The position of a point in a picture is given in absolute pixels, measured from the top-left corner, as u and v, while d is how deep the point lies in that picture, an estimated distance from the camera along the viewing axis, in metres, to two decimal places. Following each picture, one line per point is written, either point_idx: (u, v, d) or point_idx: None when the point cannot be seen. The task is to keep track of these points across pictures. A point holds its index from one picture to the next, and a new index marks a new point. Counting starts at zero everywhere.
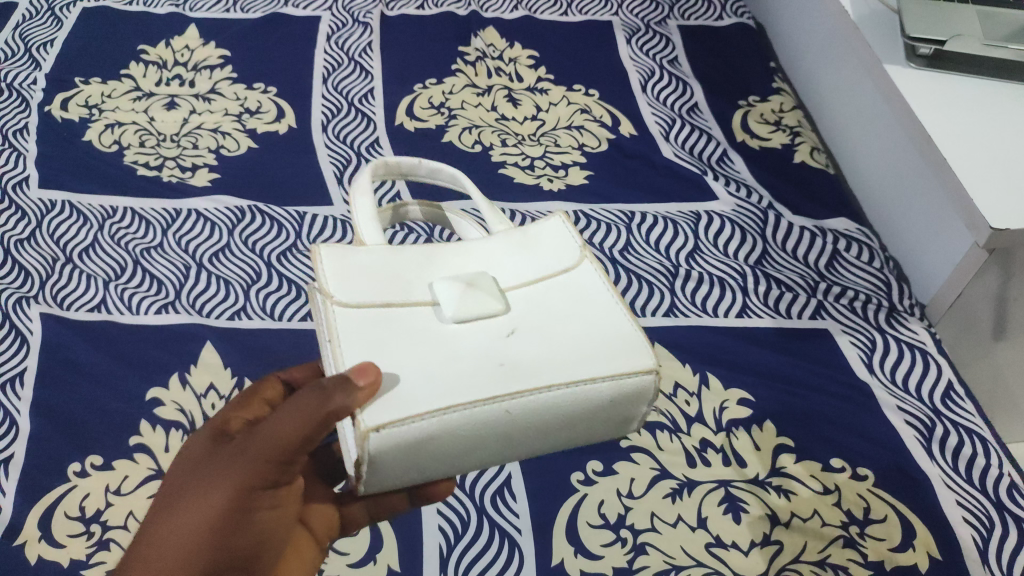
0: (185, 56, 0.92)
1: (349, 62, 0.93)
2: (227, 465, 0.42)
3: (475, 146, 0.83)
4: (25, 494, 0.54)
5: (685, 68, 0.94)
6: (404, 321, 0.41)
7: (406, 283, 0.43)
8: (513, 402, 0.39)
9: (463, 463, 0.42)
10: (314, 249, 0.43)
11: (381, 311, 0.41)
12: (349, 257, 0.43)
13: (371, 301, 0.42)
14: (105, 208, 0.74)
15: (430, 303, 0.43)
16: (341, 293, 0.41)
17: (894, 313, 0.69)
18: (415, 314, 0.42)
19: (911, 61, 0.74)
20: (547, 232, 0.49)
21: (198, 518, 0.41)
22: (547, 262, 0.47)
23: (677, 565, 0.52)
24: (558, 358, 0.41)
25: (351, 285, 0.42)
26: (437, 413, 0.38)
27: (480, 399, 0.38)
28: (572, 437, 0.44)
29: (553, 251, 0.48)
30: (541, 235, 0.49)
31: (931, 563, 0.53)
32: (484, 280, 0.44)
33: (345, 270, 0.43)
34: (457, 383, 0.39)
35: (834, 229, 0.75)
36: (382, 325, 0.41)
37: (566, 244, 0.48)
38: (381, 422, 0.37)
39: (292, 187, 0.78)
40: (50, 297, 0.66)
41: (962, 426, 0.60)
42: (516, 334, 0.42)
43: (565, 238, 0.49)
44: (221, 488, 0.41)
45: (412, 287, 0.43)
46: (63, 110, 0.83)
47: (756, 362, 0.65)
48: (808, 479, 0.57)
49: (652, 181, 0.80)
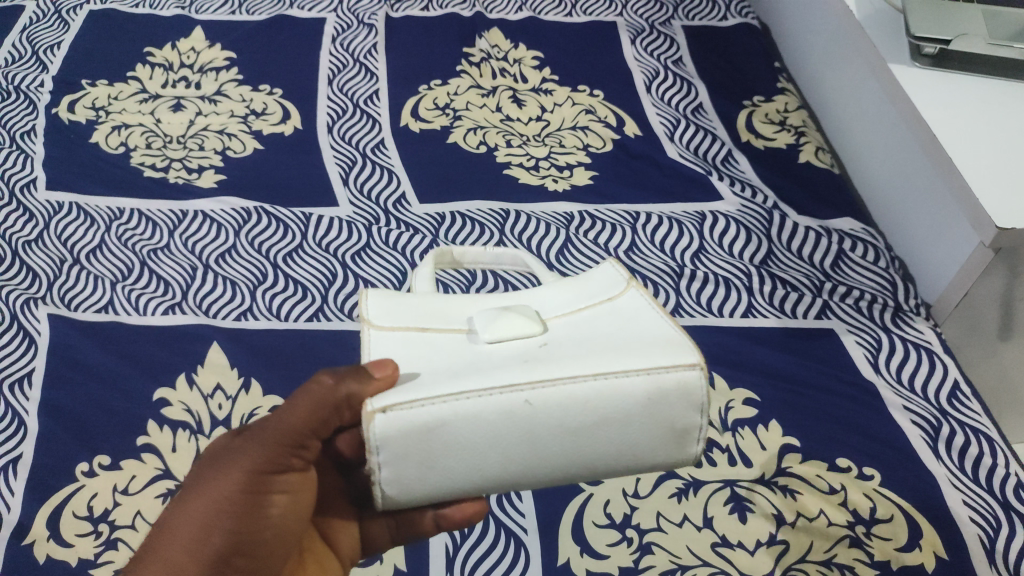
0: (191, 58, 0.92)
1: (354, 63, 0.93)
2: (241, 453, 0.42)
3: (480, 147, 0.83)
4: (33, 494, 0.55)
5: (690, 68, 0.94)
6: (438, 344, 0.44)
7: (444, 314, 0.46)
8: (533, 394, 0.39)
9: (497, 475, 0.40)
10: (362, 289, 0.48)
11: (419, 334, 0.44)
12: (393, 295, 0.47)
13: (407, 326, 0.45)
14: (112, 209, 0.74)
15: (467, 330, 0.45)
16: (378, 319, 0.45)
17: (900, 313, 0.69)
18: (451, 339, 0.44)
19: (916, 61, 0.74)
20: (595, 275, 0.51)
21: (211, 503, 0.41)
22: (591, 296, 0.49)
23: (682, 565, 0.52)
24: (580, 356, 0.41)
25: (392, 315, 0.45)
26: (448, 398, 0.38)
27: (495, 388, 0.38)
28: (613, 453, 0.41)
29: (597, 286, 0.50)
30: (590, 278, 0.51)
31: (937, 563, 0.53)
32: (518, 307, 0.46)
33: (387, 302, 0.46)
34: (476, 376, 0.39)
35: (839, 229, 0.75)
36: (416, 348, 0.44)
37: (613, 279, 0.50)
38: (387, 404, 0.38)
39: (298, 189, 0.79)
40: (58, 298, 0.67)
41: (968, 425, 0.60)
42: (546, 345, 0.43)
43: (612, 276, 0.51)
44: (232, 475, 0.42)
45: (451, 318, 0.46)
46: (70, 112, 0.84)
47: (762, 362, 0.65)
48: (814, 478, 0.57)
49: (657, 181, 0.80)
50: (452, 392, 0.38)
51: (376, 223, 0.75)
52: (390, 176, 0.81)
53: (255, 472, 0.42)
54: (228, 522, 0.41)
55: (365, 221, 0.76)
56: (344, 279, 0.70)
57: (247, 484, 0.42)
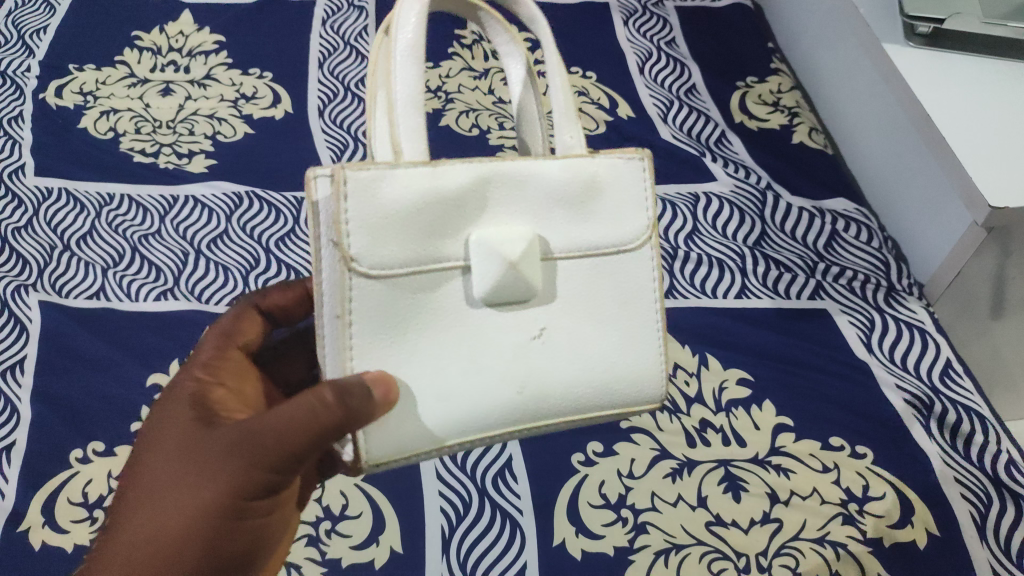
0: (180, 42, 0.91)
1: (345, 47, 0.92)
2: (221, 454, 0.38)
3: (473, 130, 0.83)
4: (27, 480, 0.55)
5: (684, 48, 0.93)
6: (428, 295, 0.38)
7: (437, 232, 0.37)
8: (531, 409, 0.41)
9: None
10: (339, 175, 0.35)
11: (405, 289, 0.37)
12: (384, 194, 0.36)
13: (396, 269, 0.36)
14: (101, 195, 0.74)
15: (462, 264, 0.38)
16: (363, 255, 0.36)
17: (892, 292, 0.69)
18: (442, 283, 0.38)
19: (910, 40, 0.74)
20: (617, 181, 0.42)
21: (189, 510, 0.38)
22: (604, 232, 0.42)
23: (677, 544, 0.53)
24: (577, 365, 0.41)
25: (378, 246, 0.36)
26: (437, 448, 0.39)
27: (484, 434, 0.40)
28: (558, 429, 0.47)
29: (615, 214, 0.42)
30: (610, 183, 0.42)
31: (929, 539, 0.53)
32: (528, 253, 0.39)
33: (374, 216, 0.35)
34: (472, 389, 0.39)
35: (832, 210, 0.75)
36: (402, 301, 0.37)
37: (633, 211, 0.43)
38: (381, 458, 0.38)
39: (289, 173, 0.78)
40: (49, 285, 0.66)
41: (960, 403, 0.61)
42: (541, 338, 0.40)
43: (637, 198, 0.43)
44: (213, 482, 0.38)
45: (444, 238, 0.37)
46: (58, 98, 0.83)
47: (755, 342, 0.65)
48: (808, 457, 0.57)
49: (651, 163, 0.80)
50: (443, 443, 0.39)
51: None
52: None
53: (240, 482, 0.38)
54: (207, 532, 0.38)
55: None
56: None
57: (230, 493, 0.38)
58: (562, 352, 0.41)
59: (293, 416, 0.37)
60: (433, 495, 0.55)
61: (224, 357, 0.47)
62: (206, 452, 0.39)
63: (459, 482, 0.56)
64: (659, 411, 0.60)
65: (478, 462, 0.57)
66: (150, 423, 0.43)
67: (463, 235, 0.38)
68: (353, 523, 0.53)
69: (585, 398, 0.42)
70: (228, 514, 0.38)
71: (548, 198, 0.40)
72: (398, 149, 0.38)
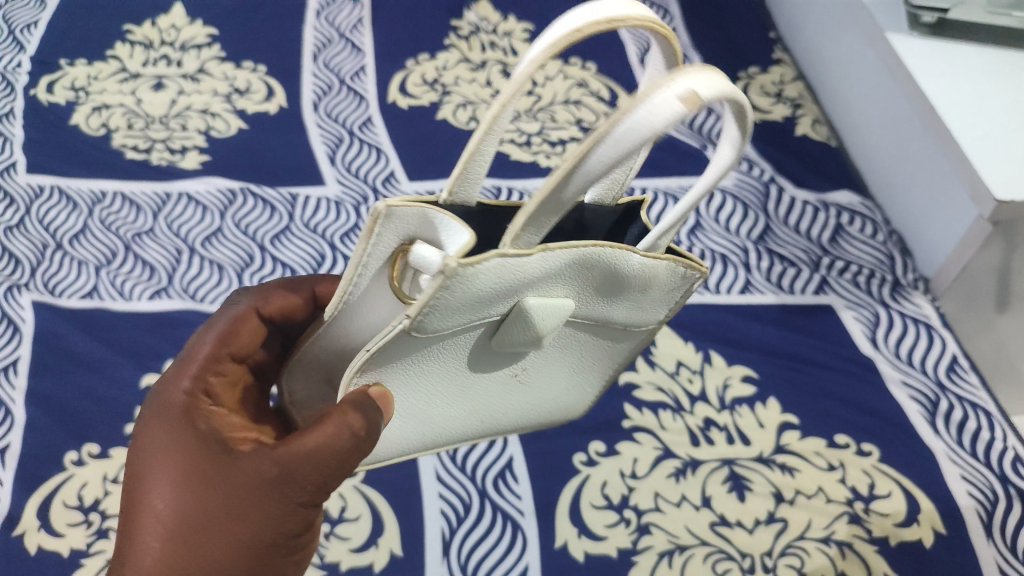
0: (172, 36, 0.89)
1: (339, 39, 0.91)
2: (249, 486, 0.38)
3: (471, 123, 0.82)
4: (22, 483, 0.54)
5: (682, 37, 0.90)
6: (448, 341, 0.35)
7: (499, 299, 0.33)
8: (479, 427, 0.45)
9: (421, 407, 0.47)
10: (450, 271, 0.29)
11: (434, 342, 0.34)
12: (475, 283, 0.31)
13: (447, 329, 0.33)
14: (93, 193, 0.72)
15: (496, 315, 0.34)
16: (427, 325, 0.32)
17: (897, 287, 0.68)
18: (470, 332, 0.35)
19: (914, 29, 0.72)
20: (667, 286, 0.38)
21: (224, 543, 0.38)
22: (627, 313, 0.39)
23: (681, 545, 0.52)
24: (544, 389, 0.45)
25: (442, 318, 0.32)
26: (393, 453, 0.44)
27: (434, 445, 0.45)
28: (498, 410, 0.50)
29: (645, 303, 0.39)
30: (661, 284, 0.38)
31: (936, 538, 0.53)
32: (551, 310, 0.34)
33: (455, 300, 0.31)
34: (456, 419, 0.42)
35: (836, 203, 0.74)
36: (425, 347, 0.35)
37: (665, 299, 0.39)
38: None
39: (283, 169, 0.77)
40: (41, 284, 0.65)
41: (967, 400, 0.60)
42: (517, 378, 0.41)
43: (670, 296, 0.39)
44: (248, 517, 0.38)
45: (502, 303, 0.33)
46: (49, 94, 0.81)
47: (758, 339, 0.64)
48: (812, 455, 0.57)
49: (651, 156, 0.79)
50: (399, 450, 0.44)
51: (365, 203, 0.74)
52: (379, 155, 0.79)
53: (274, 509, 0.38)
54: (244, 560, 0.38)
55: (354, 201, 0.75)
56: (334, 262, 0.70)
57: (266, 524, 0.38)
58: (541, 378, 0.43)
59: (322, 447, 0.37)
60: (433, 497, 0.54)
61: (218, 367, 0.44)
62: (228, 481, 0.38)
63: (459, 483, 0.55)
64: (661, 410, 0.59)
65: (478, 463, 0.56)
66: (144, 447, 0.40)
67: (517, 298, 0.34)
68: (350, 526, 0.52)
69: (523, 414, 0.47)
70: (267, 541, 0.38)
71: (606, 276, 0.35)
72: (514, 239, 0.31)
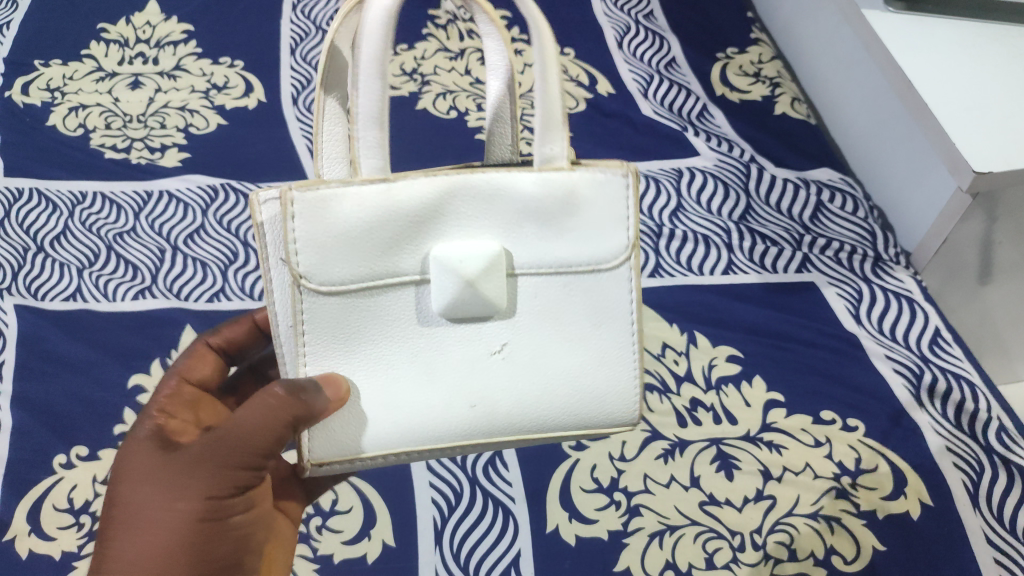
0: (147, 33, 0.88)
1: (317, 32, 0.90)
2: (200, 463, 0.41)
3: (451, 113, 0.82)
4: (11, 487, 0.54)
5: (661, 22, 0.91)
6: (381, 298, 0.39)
7: (396, 245, 0.39)
8: (487, 424, 0.42)
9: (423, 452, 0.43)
10: (286, 196, 0.37)
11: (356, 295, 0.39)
12: (337, 214, 0.37)
13: (346, 289, 0.38)
14: (74, 194, 0.72)
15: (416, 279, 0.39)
16: (317, 272, 0.38)
17: (879, 263, 0.68)
18: (396, 296, 0.39)
19: (890, 5, 0.72)
20: (595, 200, 0.40)
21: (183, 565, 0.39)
22: (577, 251, 0.41)
23: (672, 526, 0.52)
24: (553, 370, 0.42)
25: (325, 253, 0.38)
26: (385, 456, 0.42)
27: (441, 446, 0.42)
28: (527, 420, 0.43)
29: (591, 229, 0.41)
30: (588, 201, 0.40)
31: (923, 509, 0.53)
32: (491, 269, 0.39)
33: (331, 236, 0.37)
34: (553, 427, 0.43)
35: (817, 180, 0.75)
36: (355, 314, 0.39)
37: (611, 214, 0.41)
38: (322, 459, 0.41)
39: (265, 164, 0.76)
40: (23, 288, 0.65)
41: (949, 372, 0.60)
42: (502, 351, 0.41)
43: (616, 216, 0.41)
44: (193, 490, 0.40)
45: (401, 254, 0.39)
46: (24, 95, 0.80)
47: (743, 318, 0.64)
48: (799, 432, 0.57)
49: (632, 139, 0.79)
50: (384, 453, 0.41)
51: None
52: None
53: (211, 498, 0.40)
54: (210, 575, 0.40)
55: None
56: None
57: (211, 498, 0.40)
58: (548, 381, 0.42)
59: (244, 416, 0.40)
60: (424, 488, 0.54)
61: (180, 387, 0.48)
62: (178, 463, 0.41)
63: (450, 472, 0.55)
64: (648, 392, 0.59)
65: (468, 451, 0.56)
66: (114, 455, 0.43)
67: (420, 249, 0.39)
68: (343, 518, 0.53)
69: (532, 406, 0.42)
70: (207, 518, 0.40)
71: (518, 212, 0.40)
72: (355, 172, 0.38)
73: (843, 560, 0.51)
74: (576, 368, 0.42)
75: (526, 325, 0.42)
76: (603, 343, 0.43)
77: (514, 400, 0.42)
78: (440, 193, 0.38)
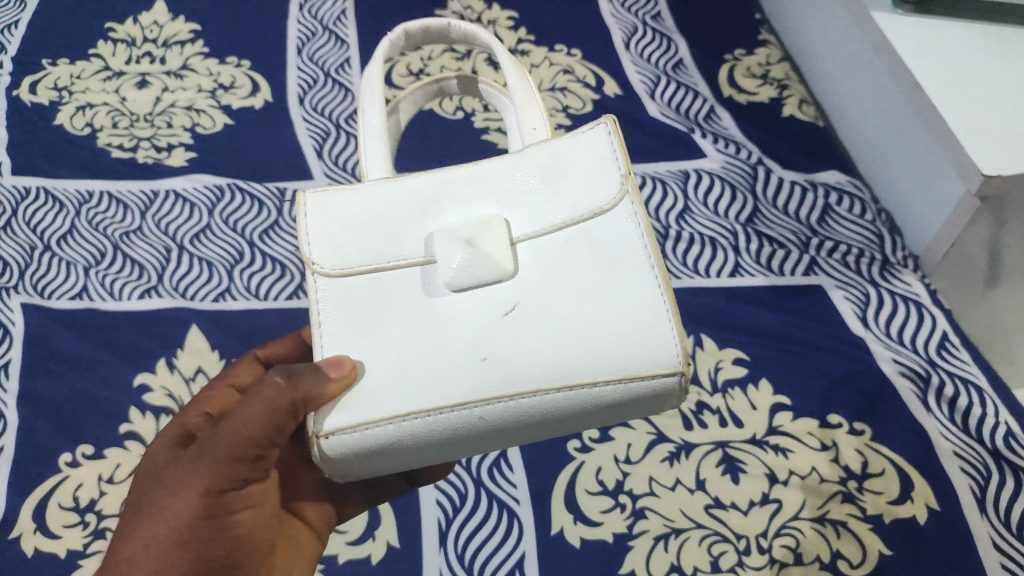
0: (154, 33, 0.88)
1: (324, 32, 0.90)
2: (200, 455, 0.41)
3: (457, 113, 0.81)
4: (18, 486, 0.54)
5: (668, 23, 0.91)
6: (389, 278, 0.42)
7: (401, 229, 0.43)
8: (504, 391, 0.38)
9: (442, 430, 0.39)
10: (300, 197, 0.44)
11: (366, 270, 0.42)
12: (343, 203, 0.43)
13: (355, 269, 0.42)
14: (81, 193, 0.72)
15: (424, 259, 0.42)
16: (325, 258, 0.42)
17: (887, 266, 0.68)
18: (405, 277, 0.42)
19: (899, 7, 0.71)
20: (578, 152, 0.43)
21: (181, 565, 0.39)
22: (573, 205, 0.42)
23: (677, 529, 0.52)
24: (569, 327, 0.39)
25: (335, 238, 0.42)
26: (395, 421, 0.38)
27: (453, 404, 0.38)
28: (546, 373, 0.38)
29: (583, 182, 0.42)
30: (573, 154, 0.43)
31: (930, 514, 0.53)
32: (486, 227, 0.41)
33: (340, 224, 0.43)
34: (586, 377, 0.38)
35: (825, 183, 0.74)
36: (365, 292, 0.42)
37: (602, 166, 0.42)
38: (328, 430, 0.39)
39: (271, 164, 0.76)
40: (30, 286, 0.65)
41: (957, 376, 0.60)
42: (514, 311, 0.40)
43: (606, 160, 0.42)
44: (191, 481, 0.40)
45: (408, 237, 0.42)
46: (32, 94, 0.81)
47: (749, 321, 0.64)
48: (805, 436, 0.57)
49: (639, 141, 0.79)
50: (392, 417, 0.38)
51: None
52: None
53: (207, 493, 0.40)
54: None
55: None
56: None
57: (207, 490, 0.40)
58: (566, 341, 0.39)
59: (240, 411, 0.40)
60: (428, 489, 0.54)
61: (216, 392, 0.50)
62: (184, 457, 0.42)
63: (455, 473, 0.55)
64: None
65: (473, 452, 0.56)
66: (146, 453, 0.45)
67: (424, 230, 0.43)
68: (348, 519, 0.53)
69: (552, 359, 0.38)
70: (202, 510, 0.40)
71: (510, 184, 0.43)
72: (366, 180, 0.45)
73: (849, 564, 0.51)
74: (599, 316, 0.39)
75: (541, 290, 0.40)
76: (626, 288, 0.39)
77: (526, 356, 0.39)
78: (436, 182, 0.43)
